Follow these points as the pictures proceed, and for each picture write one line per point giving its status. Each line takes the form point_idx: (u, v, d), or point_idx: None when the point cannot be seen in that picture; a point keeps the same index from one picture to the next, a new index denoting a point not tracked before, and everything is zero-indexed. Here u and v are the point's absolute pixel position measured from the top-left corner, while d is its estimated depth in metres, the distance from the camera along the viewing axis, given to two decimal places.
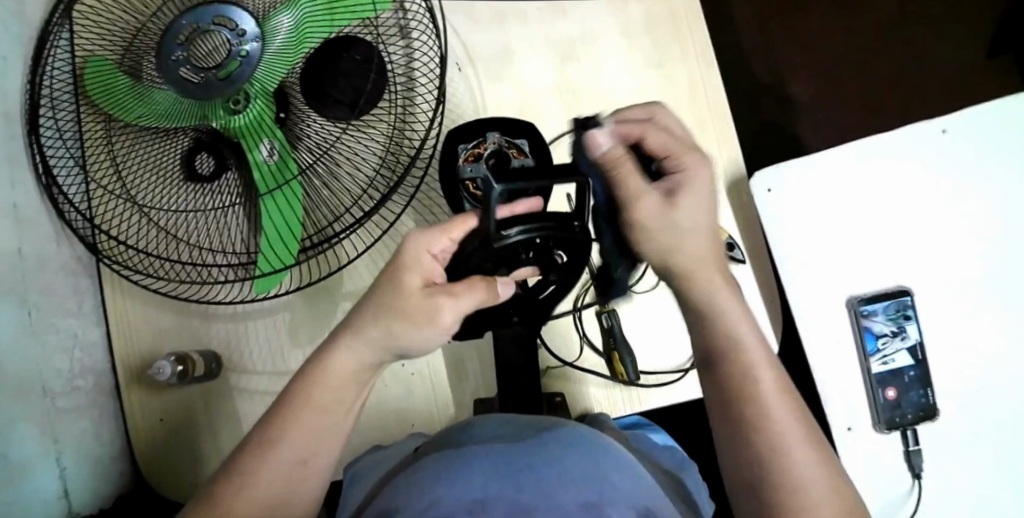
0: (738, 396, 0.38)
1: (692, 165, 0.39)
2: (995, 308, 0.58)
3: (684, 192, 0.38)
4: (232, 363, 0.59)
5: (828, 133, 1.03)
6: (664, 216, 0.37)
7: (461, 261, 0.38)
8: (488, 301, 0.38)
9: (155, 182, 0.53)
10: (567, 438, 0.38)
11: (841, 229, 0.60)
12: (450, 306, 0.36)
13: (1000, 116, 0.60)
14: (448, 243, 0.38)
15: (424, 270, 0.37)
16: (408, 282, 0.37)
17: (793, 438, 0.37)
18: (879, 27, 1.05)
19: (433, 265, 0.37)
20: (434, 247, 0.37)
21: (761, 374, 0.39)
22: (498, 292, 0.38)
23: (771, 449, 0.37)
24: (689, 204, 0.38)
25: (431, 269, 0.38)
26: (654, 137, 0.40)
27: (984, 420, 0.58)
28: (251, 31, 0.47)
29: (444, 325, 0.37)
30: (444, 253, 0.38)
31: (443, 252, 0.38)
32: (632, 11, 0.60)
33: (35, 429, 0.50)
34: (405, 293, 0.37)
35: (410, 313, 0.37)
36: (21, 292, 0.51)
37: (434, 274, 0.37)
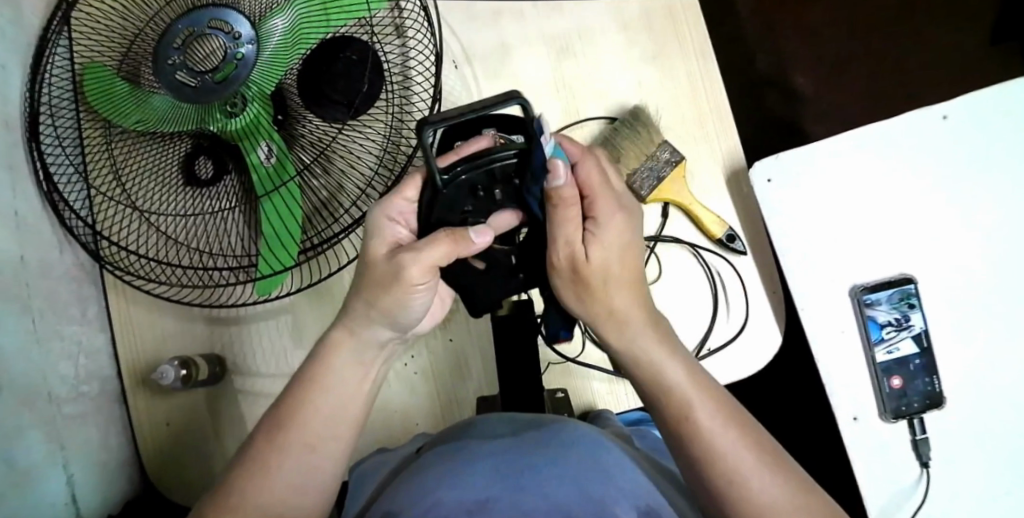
0: (681, 423, 0.38)
1: (608, 210, 0.37)
2: (1000, 294, 0.58)
3: (598, 242, 0.37)
4: (236, 367, 0.59)
5: (832, 123, 1.02)
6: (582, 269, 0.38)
7: (426, 217, 0.36)
8: (454, 249, 0.35)
9: (155, 187, 0.53)
10: (566, 433, 0.38)
11: (843, 218, 0.59)
12: (413, 259, 0.35)
13: (1001, 101, 0.59)
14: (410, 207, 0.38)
15: (387, 234, 0.37)
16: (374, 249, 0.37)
17: (730, 450, 0.37)
18: (882, 16, 1.04)
19: (394, 225, 0.37)
20: (393, 211, 0.37)
21: (694, 401, 0.38)
22: (469, 245, 0.35)
23: (722, 470, 0.36)
24: (603, 254, 0.38)
25: (397, 235, 0.37)
26: (588, 170, 0.37)
27: (992, 408, 0.57)
28: (246, 34, 0.48)
29: (412, 279, 0.35)
30: (406, 215, 0.38)
31: (404, 215, 0.38)
32: (628, 4, 0.60)
33: (42, 435, 0.50)
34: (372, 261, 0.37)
35: (378, 280, 0.36)
36: (24, 299, 0.51)
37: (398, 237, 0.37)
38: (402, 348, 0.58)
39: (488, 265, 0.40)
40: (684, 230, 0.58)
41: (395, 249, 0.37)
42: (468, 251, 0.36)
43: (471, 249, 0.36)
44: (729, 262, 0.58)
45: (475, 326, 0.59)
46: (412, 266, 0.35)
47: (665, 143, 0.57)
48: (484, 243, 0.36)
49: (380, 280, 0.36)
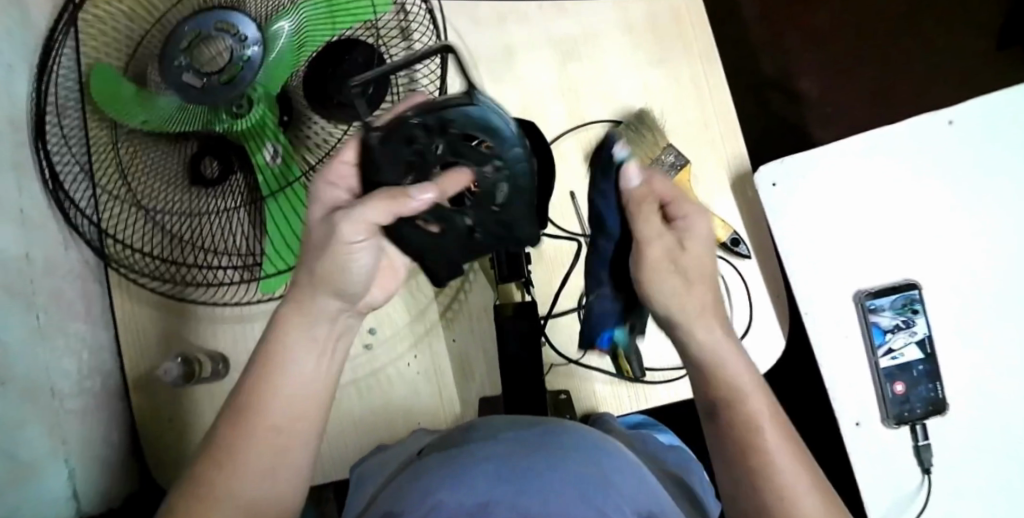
0: (740, 435, 0.37)
1: (694, 209, 0.41)
2: (1005, 299, 0.58)
3: (690, 238, 0.40)
4: (238, 366, 0.59)
5: (837, 128, 1.03)
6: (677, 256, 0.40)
7: (369, 179, 0.38)
8: (393, 205, 0.36)
9: (160, 186, 0.53)
10: (572, 440, 0.38)
11: (846, 223, 0.59)
12: (346, 218, 0.36)
13: (1007, 107, 0.59)
14: (349, 169, 0.39)
15: (325, 197, 0.39)
16: (314, 214, 0.39)
17: (784, 471, 0.35)
18: (888, 21, 1.04)
19: (333, 189, 0.38)
20: (332, 175, 0.39)
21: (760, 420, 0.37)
22: (409, 203, 0.36)
23: (768, 487, 0.34)
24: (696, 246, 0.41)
25: (335, 198, 0.39)
26: (662, 183, 0.42)
27: (995, 414, 0.57)
28: (251, 36, 0.48)
29: (348, 238, 0.37)
30: (344, 178, 0.39)
31: (345, 178, 0.39)
32: (634, 7, 0.60)
33: (45, 431, 0.50)
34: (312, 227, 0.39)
35: (319, 244, 0.38)
36: (29, 296, 0.51)
37: (337, 200, 0.39)
38: (406, 347, 0.58)
39: (443, 229, 0.40)
40: None
41: (333, 211, 0.38)
42: (409, 209, 0.36)
43: (412, 209, 0.36)
44: (733, 266, 0.58)
45: (478, 328, 0.59)
46: (347, 225, 0.36)
47: (670, 146, 0.57)
48: (425, 202, 0.36)
49: (319, 243, 0.38)
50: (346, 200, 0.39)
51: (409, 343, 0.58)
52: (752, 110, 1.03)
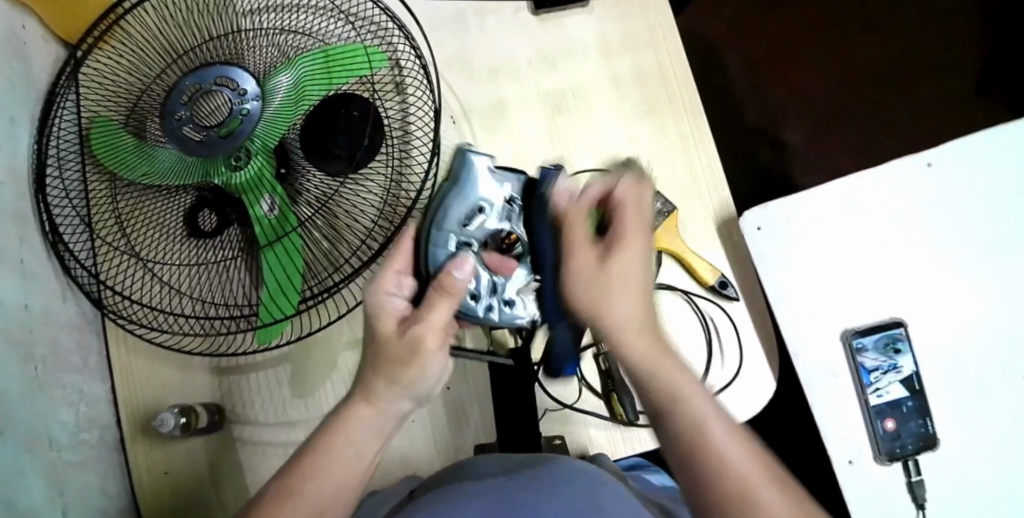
0: (687, 440, 0.36)
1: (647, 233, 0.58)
2: (990, 338, 0.59)
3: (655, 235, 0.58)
4: (235, 415, 0.59)
5: (819, 173, 1.05)
6: (601, 270, 0.40)
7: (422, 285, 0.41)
8: (451, 296, 0.39)
9: (159, 236, 0.54)
10: (556, 474, 0.39)
11: (831, 265, 0.61)
12: (426, 328, 0.38)
13: (983, 151, 0.62)
14: (401, 277, 0.41)
15: (389, 309, 0.40)
16: (382, 328, 0.39)
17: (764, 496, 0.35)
18: (865, 70, 1.09)
19: (392, 298, 0.40)
20: (390, 285, 0.40)
21: (710, 426, 0.36)
22: (456, 283, 0.39)
23: (734, 496, 0.34)
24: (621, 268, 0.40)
25: (396, 305, 0.40)
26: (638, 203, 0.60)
27: (992, 451, 0.57)
28: (251, 91, 0.50)
29: (431, 349, 0.38)
30: (402, 285, 0.41)
31: (396, 287, 0.41)
32: (620, 63, 0.63)
33: (42, 480, 0.49)
34: (384, 343, 0.38)
35: (399, 357, 0.38)
36: (27, 345, 0.51)
37: (399, 306, 0.40)
38: None
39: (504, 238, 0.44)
40: (678, 278, 0.59)
41: (404, 324, 0.39)
42: (462, 292, 0.39)
43: (461, 287, 0.39)
44: (722, 309, 0.59)
45: (472, 373, 0.59)
46: (428, 333, 0.38)
47: (656, 193, 0.58)
48: (467, 272, 0.40)
49: (398, 357, 0.38)
50: (407, 308, 0.40)
51: None
52: (737, 155, 1.05)
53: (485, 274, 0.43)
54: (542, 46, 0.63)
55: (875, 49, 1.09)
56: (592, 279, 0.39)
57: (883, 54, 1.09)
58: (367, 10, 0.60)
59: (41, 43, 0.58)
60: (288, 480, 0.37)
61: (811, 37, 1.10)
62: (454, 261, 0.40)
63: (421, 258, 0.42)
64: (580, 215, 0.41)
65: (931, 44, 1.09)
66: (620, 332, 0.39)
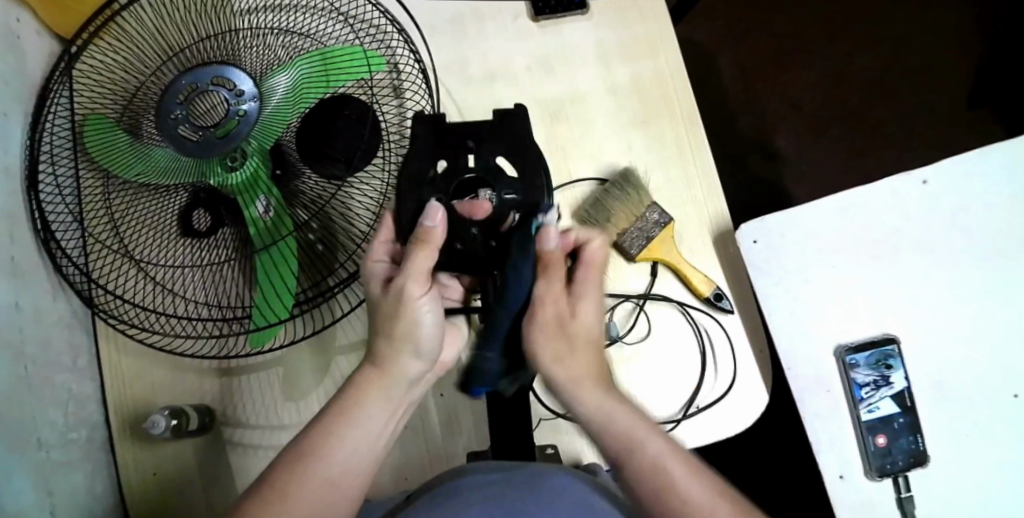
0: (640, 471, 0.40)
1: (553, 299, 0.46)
2: (980, 355, 0.59)
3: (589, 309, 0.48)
4: (225, 417, 0.59)
5: (816, 183, 1.05)
6: (565, 323, 0.43)
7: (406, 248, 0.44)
8: (427, 244, 0.40)
9: (152, 236, 0.54)
10: (550, 482, 0.39)
11: (825, 279, 0.61)
12: (408, 278, 0.40)
13: (978, 168, 0.62)
14: (386, 245, 0.44)
15: (374, 273, 0.43)
16: (372, 290, 0.43)
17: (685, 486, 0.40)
18: (863, 81, 1.09)
19: (377, 262, 0.43)
20: (376, 254, 0.44)
21: (646, 439, 0.41)
22: (431, 231, 0.40)
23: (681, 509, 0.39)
24: (585, 315, 0.45)
25: (379, 271, 0.43)
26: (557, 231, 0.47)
27: (981, 468, 0.57)
28: (248, 91, 0.50)
29: (417, 294, 0.41)
30: (389, 253, 0.44)
31: (386, 254, 0.44)
32: (618, 71, 0.62)
33: (29, 480, 0.48)
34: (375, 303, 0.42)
35: (390, 312, 0.41)
36: (16, 344, 0.50)
37: (382, 271, 0.43)
38: None
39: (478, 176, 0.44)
40: (673, 289, 0.59)
41: (389, 282, 0.42)
42: (438, 237, 0.41)
43: (438, 234, 0.40)
44: (716, 320, 0.59)
45: (464, 380, 0.59)
46: (412, 282, 0.40)
47: (653, 204, 0.58)
48: (440, 221, 0.40)
49: (388, 312, 0.41)
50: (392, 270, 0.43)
51: None
52: (734, 165, 1.05)
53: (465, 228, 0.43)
54: (540, 53, 0.63)
55: (873, 60, 1.09)
56: (557, 327, 0.43)
57: (881, 65, 1.09)
58: (366, 12, 0.59)
59: (35, 37, 0.57)
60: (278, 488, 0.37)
61: (809, 47, 1.10)
62: (424, 210, 0.41)
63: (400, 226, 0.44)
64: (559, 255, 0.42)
65: (928, 56, 1.09)
66: (582, 375, 0.44)
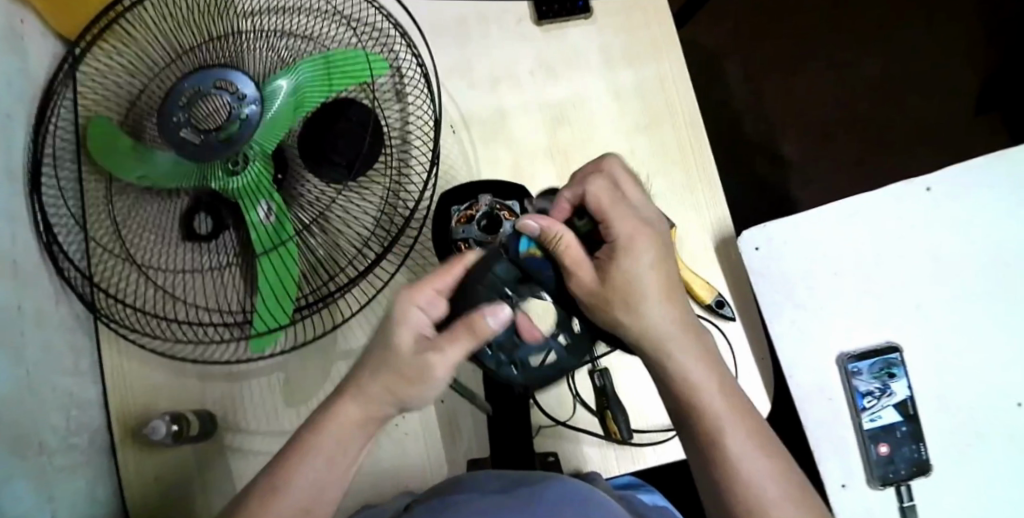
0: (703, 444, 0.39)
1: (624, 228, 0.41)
2: (985, 365, 0.59)
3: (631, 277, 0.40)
4: (226, 422, 0.59)
5: (821, 187, 1.05)
6: (602, 291, 0.39)
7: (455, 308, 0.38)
8: (475, 338, 0.36)
9: (156, 240, 0.54)
10: (546, 497, 0.38)
11: (829, 287, 0.60)
12: (438, 360, 0.36)
13: (982, 176, 0.61)
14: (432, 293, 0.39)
15: (409, 323, 0.37)
16: (399, 342, 0.37)
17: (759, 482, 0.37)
18: (868, 85, 1.08)
19: (418, 317, 0.37)
20: (421, 300, 0.38)
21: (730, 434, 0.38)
22: (486, 329, 0.36)
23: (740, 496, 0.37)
24: (633, 264, 0.40)
25: (419, 323, 0.37)
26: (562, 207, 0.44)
27: (985, 477, 0.57)
28: (250, 95, 0.47)
29: None
30: (433, 306, 0.38)
31: (428, 304, 0.38)
32: (622, 76, 0.62)
33: (30, 485, 0.48)
34: (398, 358, 0.36)
35: (404, 376, 0.37)
36: (18, 349, 0.50)
37: (422, 325, 0.37)
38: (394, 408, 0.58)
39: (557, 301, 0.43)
40: None
41: (420, 347, 0.37)
42: (487, 339, 0.36)
43: (491, 334, 0.36)
44: (719, 329, 0.58)
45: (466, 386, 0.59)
46: (440, 367, 0.36)
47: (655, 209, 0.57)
48: (501, 319, 0.36)
49: (400, 374, 0.37)
50: (431, 330, 0.38)
51: None
52: (739, 170, 1.05)
53: (508, 331, 0.41)
54: (544, 57, 0.63)
55: (877, 66, 1.09)
56: (595, 304, 0.40)
57: (886, 69, 1.09)
58: (370, 17, 0.59)
59: (38, 39, 0.57)
60: (275, 495, 0.36)
61: (815, 50, 1.09)
62: (492, 307, 0.36)
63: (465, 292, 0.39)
64: (564, 237, 0.40)
65: (933, 63, 1.09)
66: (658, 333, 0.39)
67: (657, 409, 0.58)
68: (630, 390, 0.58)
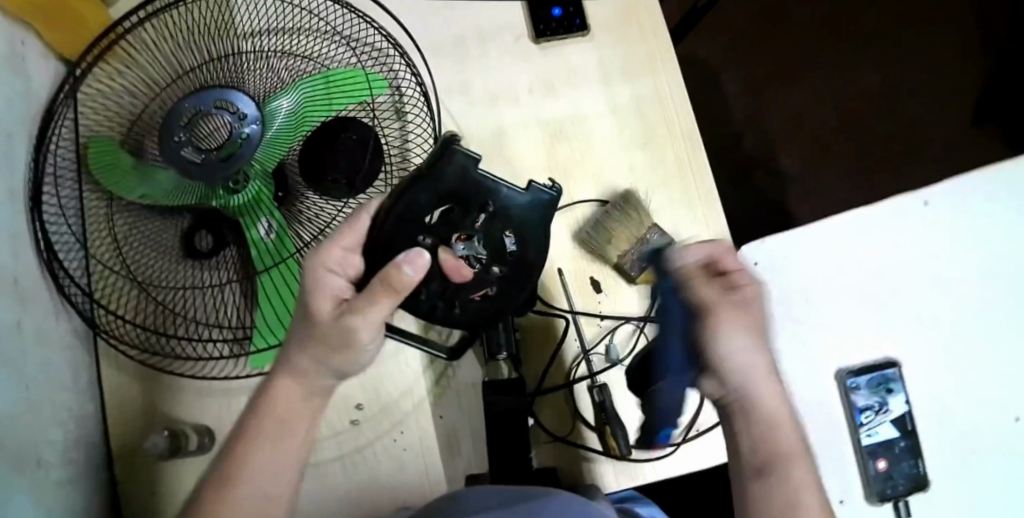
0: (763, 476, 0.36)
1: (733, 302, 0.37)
2: (983, 380, 0.59)
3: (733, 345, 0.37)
4: (225, 438, 0.59)
5: (819, 198, 1.06)
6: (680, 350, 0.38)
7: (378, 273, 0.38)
8: (393, 291, 0.35)
9: (155, 258, 0.54)
10: (546, 510, 0.38)
11: (827, 302, 0.61)
12: (359, 319, 0.35)
13: (981, 190, 0.61)
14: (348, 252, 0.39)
15: (326, 286, 0.37)
16: (320, 308, 0.36)
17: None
18: (866, 97, 1.09)
19: (331, 277, 0.37)
20: (331, 262, 0.38)
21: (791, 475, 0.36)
22: (405, 280, 0.34)
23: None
24: (734, 337, 0.37)
25: (336, 286, 0.37)
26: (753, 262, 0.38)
27: (983, 491, 0.58)
28: (251, 114, 0.49)
29: None
30: (346, 264, 0.38)
31: (340, 263, 0.38)
32: (621, 93, 0.63)
33: (28, 502, 0.48)
34: (319, 323, 0.36)
35: (330, 342, 0.36)
36: (18, 365, 0.50)
37: (337, 288, 0.37)
38: (392, 424, 0.58)
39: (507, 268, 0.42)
40: None
41: (341, 311, 0.36)
42: (407, 289, 0.35)
43: (410, 285, 0.35)
44: None
45: (465, 402, 0.59)
46: (360, 326, 0.35)
47: (655, 226, 0.58)
48: (419, 270, 0.34)
49: (326, 339, 0.36)
50: (347, 289, 0.38)
51: (394, 420, 0.58)
52: (738, 181, 1.05)
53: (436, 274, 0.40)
54: (543, 74, 0.63)
55: (874, 79, 1.10)
56: None
57: (884, 81, 1.09)
58: (369, 34, 0.60)
59: (40, 57, 0.58)
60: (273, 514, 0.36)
61: (813, 63, 1.10)
62: (405, 256, 0.34)
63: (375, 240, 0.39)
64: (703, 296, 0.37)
65: (929, 75, 1.09)
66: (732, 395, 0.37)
67: (654, 426, 0.58)
68: (630, 406, 0.58)
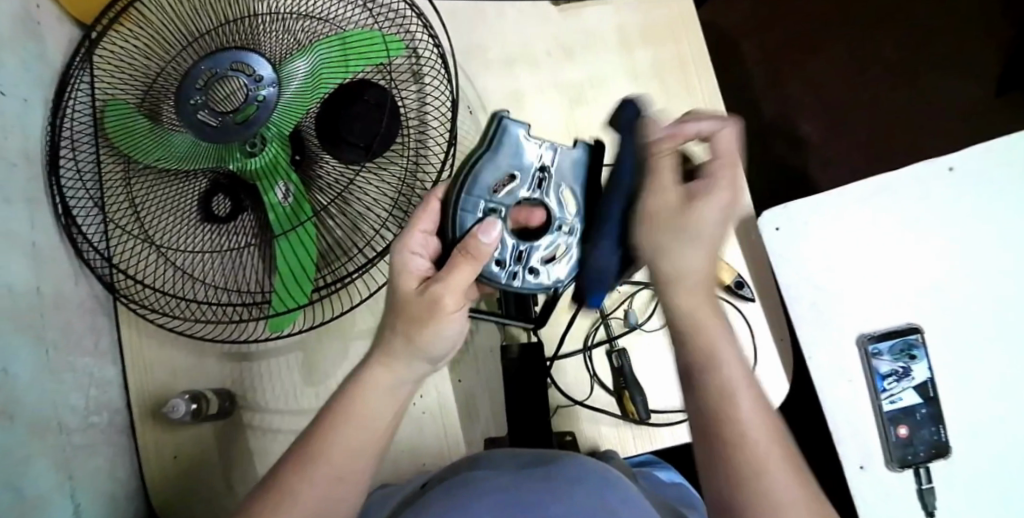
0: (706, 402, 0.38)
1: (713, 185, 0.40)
2: (1006, 346, 0.59)
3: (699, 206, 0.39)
4: (245, 401, 0.59)
5: (837, 171, 1.04)
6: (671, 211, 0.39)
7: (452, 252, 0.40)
8: (475, 258, 0.38)
9: (172, 222, 0.54)
10: (570, 470, 0.38)
11: (849, 268, 0.60)
12: (444, 289, 0.37)
13: (1003, 153, 0.61)
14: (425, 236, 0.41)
15: (409, 267, 0.39)
16: (405, 286, 0.39)
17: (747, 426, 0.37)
18: (886, 67, 1.07)
19: (414, 257, 0.40)
20: (414, 245, 0.40)
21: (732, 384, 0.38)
22: (483, 246, 0.38)
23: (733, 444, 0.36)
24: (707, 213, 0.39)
25: (418, 265, 0.40)
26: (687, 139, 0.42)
27: (1006, 458, 0.57)
28: (267, 77, 0.49)
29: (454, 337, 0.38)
30: (427, 246, 0.41)
31: (422, 246, 0.41)
32: (640, 55, 0.62)
33: (49, 464, 0.48)
34: (404, 301, 0.38)
35: (416, 314, 0.38)
36: (37, 329, 0.50)
37: (421, 266, 0.39)
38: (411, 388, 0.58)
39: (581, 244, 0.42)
40: None
41: (424, 285, 0.38)
42: (486, 256, 0.39)
43: (488, 251, 0.38)
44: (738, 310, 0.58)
45: (482, 366, 0.59)
46: (448, 295, 0.37)
47: None
48: (494, 239, 0.39)
49: (415, 314, 0.38)
50: (429, 268, 0.40)
51: None
52: (757, 155, 1.04)
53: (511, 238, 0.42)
54: (562, 36, 0.62)
55: (894, 49, 1.07)
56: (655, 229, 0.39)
57: (905, 52, 1.07)
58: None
59: (55, 23, 0.57)
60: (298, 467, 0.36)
61: (831, 34, 1.08)
62: (480, 227, 0.39)
63: (449, 223, 0.41)
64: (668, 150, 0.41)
65: (951, 45, 1.07)
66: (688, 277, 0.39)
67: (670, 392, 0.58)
68: (648, 371, 0.58)
